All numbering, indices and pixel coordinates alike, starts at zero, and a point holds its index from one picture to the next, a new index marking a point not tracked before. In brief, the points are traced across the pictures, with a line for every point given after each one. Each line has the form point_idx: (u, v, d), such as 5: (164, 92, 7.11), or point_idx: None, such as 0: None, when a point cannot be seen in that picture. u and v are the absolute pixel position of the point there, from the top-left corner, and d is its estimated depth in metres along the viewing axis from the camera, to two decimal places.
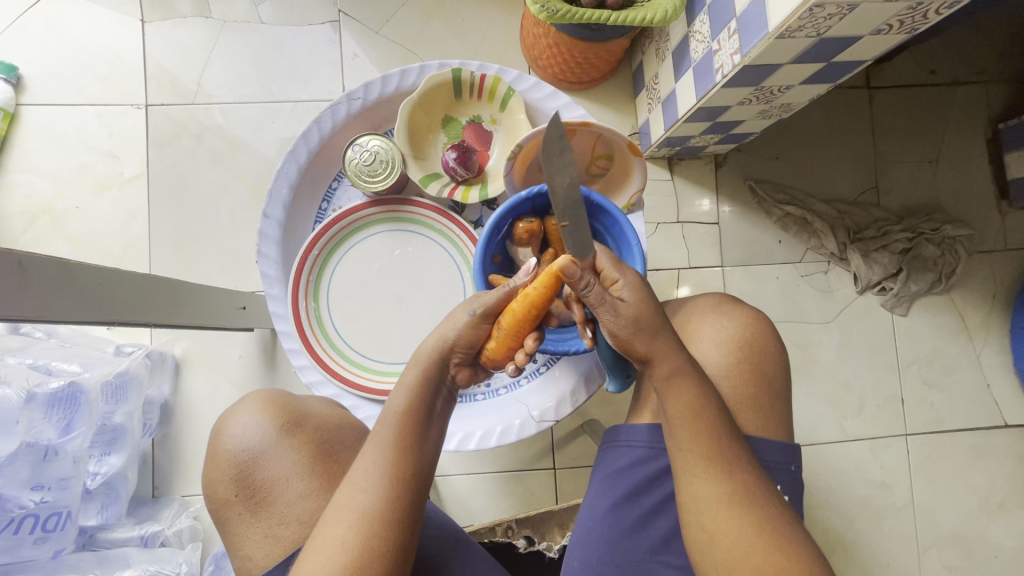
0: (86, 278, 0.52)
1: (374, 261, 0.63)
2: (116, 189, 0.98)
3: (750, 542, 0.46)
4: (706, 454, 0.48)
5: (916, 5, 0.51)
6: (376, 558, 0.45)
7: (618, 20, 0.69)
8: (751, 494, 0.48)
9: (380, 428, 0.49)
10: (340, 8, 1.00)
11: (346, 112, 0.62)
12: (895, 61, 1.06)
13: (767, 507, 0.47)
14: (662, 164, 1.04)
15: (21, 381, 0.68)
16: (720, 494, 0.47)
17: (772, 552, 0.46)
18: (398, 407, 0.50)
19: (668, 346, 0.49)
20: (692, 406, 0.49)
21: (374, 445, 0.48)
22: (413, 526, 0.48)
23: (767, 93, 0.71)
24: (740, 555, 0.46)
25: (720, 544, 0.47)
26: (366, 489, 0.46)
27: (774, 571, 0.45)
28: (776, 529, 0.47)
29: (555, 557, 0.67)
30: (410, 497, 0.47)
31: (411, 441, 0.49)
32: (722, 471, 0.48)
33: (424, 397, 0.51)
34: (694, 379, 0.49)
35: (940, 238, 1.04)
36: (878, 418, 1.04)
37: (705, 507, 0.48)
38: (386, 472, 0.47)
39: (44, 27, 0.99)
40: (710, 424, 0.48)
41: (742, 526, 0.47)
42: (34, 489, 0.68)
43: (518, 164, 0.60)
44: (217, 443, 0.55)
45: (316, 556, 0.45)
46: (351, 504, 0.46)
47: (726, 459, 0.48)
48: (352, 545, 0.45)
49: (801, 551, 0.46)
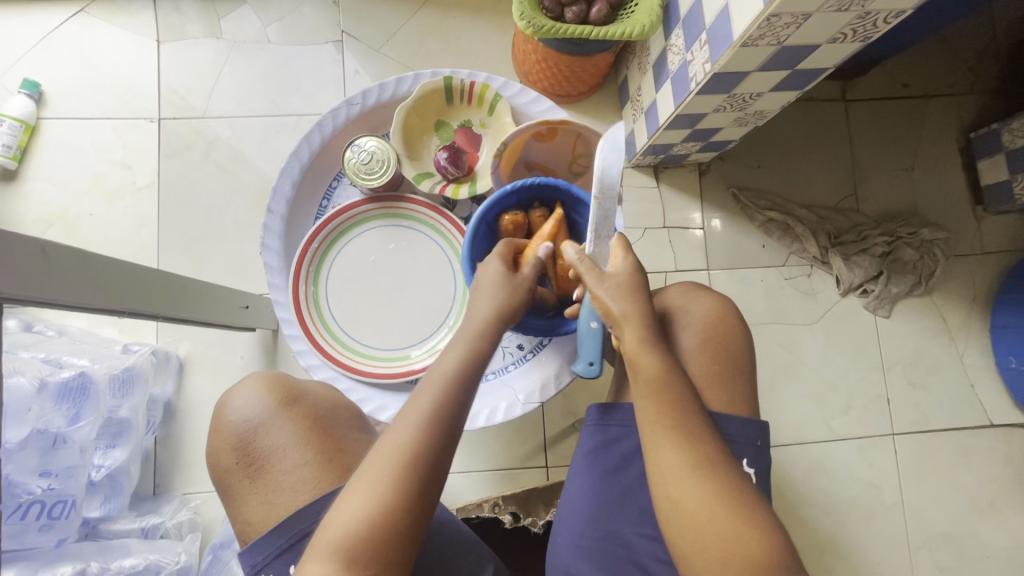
0: (102, 267, 0.56)
1: (369, 254, 0.67)
2: (127, 197, 1.03)
3: (710, 509, 0.48)
4: (669, 422, 0.52)
5: (865, 14, 0.56)
6: (402, 506, 0.47)
7: (600, 35, 0.74)
8: (713, 462, 0.50)
9: (419, 390, 0.52)
10: (343, 29, 1.06)
11: (346, 117, 0.67)
12: (869, 75, 1.12)
13: (729, 476, 0.50)
14: (648, 172, 1.09)
15: (33, 371, 0.72)
16: (682, 461, 0.50)
17: (731, 517, 0.48)
18: (442, 377, 0.52)
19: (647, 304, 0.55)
20: (657, 374, 0.53)
21: (412, 404, 0.51)
22: (438, 483, 0.49)
23: (739, 100, 0.76)
24: (701, 521, 0.48)
25: (685, 511, 0.49)
26: (402, 442, 0.48)
27: (736, 536, 0.47)
28: (736, 495, 0.49)
29: (540, 531, 0.69)
30: (443, 457, 0.49)
31: (450, 405, 0.50)
32: (688, 440, 0.51)
33: (469, 371, 0.52)
34: (654, 351, 0.54)
35: (917, 241, 1.08)
36: (864, 418, 1.06)
37: (670, 475, 0.50)
38: (420, 428, 0.49)
39: (64, 46, 1.05)
40: (676, 392, 0.53)
41: (705, 493, 0.49)
42: (42, 476, 0.71)
43: (504, 162, 0.65)
44: (219, 416, 0.59)
45: (344, 504, 0.47)
46: (386, 453, 0.48)
47: (688, 428, 0.51)
48: (383, 490, 0.47)
49: (760, 518, 0.48)
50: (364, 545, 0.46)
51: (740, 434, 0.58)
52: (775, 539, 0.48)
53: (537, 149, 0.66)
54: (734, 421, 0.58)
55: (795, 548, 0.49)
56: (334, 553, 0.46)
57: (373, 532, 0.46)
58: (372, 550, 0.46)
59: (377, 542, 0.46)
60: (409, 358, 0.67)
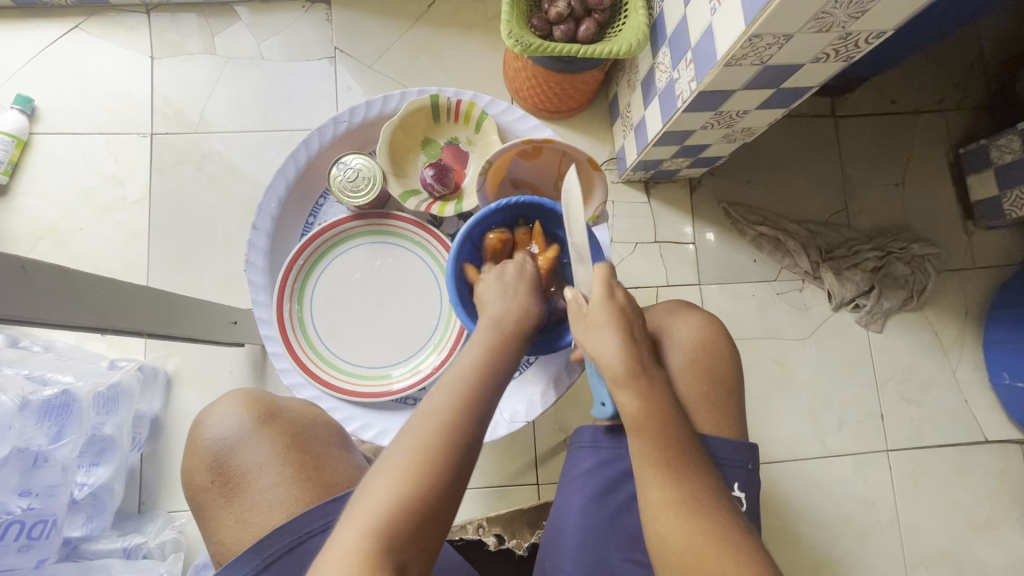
0: (86, 285, 0.56)
1: (354, 272, 0.67)
2: (119, 212, 1.03)
3: (697, 548, 0.48)
4: (656, 458, 0.51)
5: (845, 35, 0.57)
6: (442, 469, 0.47)
7: (588, 53, 0.75)
8: (703, 498, 0.49)
9: (450, 375, 0.54)
10: (337, 46, 1.07)
11: (333, 134, 0.68)
12: (857, 92, 1.13)
13: (718, 512, 0.49)
14: (639, 187, 1.09)
15: (16, 388, 0.71)
16: (670, 498, 0.50)
17: (719, 556, 0.47)
18: (474, 364, 0.54)
19: (626, 335, 0.55)
20: (642, 411, 0.52)
21: (444, 385, 0.52)
22: (470, 460, 0.49)
23: (726, 117, 0.76)
24: (690, 559, 0.48)
25: (674, 548, 0.49)
26: (438, 417, 0.49)
27: None
28: (727, 533, 0.48)
29: (525, 554, 0.70)
30: (477, 435, 0.50)
31: (483, 388, 0.52)
32: (678, 474, 0.50)
33: (499, 361, 0.55)
34: (636, 387, 0.53)
35: (908, 256, 1.08)
36: (858, 434, 1.05)
37: (657, 512, 0.50)
38: (455, 406, 0.50)
39: (59, 63, 1.06)
40: (665, 425, 0.52)
41: (696, 531, 0.48)
42: (22, 495, 0.70)
43: (489, 180, 0.66)
44: (196, 433, 0.59)
45: (379, 478, 0.47)
46: (424, 426, 0.49)
47: (675, 465, 0.51)
48: (422, 459, 0.47)
49: (752, 557, 0.47)
50: (402, 513, 0.45)
51: (729, 455, 0.57)
52: None
53: (524, 167, 0.67)
54: (724, 442, 0.57)
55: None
56: (366, 526, 0.44)
57: (411, 500, 0.46)
58: (410, 517, 0.45)
59: (414, 511, 0.45)
60: (390, 377, 0.66)
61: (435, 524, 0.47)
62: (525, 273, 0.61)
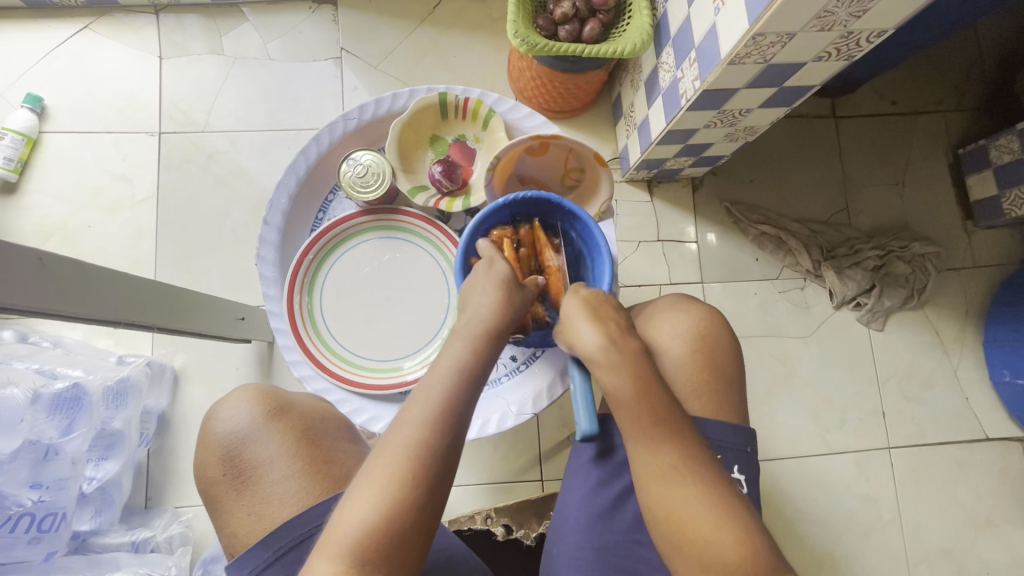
0: (99, 279, 0.56)
1: (363, 267, 0.68)
2: (127, 210, 1.04)
3: (687, 514, 0.49)
4: (642, 427, 0.52)
5: (847, 34, 0.58)
6: (426, 475, 0.48)
7: (593, 53, 0.76)
8: (690, 466, 0.50)
9: (423, 388, 0.53)
10: (343, 46, 1.09)
11: (343, 130, 0.69)
12: (858, 93, 1.14)
13: (706, 478, 0.50)
14: (642, 186, 1.10)
15: (27, 382, 0.72)
16: (658, 466, 0.51)
17: (707, 522, 0.48)
18: (447, 376, 0.53)
19: (598, 321, 0.56)
20: (619, 386, 0.53)
21: (417, 400, 0.51)
22: (448, 474, 0.50)
23: (729, 116, 0.77)
24: (680, 526, 0.49)
25: (664, 512, 0.50)
26: (409, 436, 0.49)
27: (718, 536, 0.48)
28: (713, 499, 0.49)
29: (532, 545, 0.71)
30: (452, 449, 0.50)
31: (456, 403, 0.51)
32: (666, 441, 0.51)
33: (472, 370, 0.54)
34: (611, 363, 0.54)
35: (909, 255, 1.09)
36: (859, 432, 1.06)
37: (647, 479, 0.51)
38: (427, 423, 0.50)
39: (68, 62, 1.07)
40: (646, 394, 0.53)
41: (684, 497, 0.49)
42: (32, 488, 0.71)
43: (497, 175, 0.67)
44: (208, 427, 0.60)
45: (351, 500, 0.48)
46: (395, 446, 0.49)
47: (660, 433, 0.52)
48: (396, 479, 0.48)
49: (738, 522, 0.48)
50: (379, 535, 0.46)
51: (732, 445, 0.58)
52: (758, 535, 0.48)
53: (531, 163, 0.68)
54: (725, 429, 0.58)
55: (773, 548, 0.49)
56: (341, 549, 0.46)
57: (387, 521, 0.46)
58: (388, 538, 0.46)
59: (392, 533, 0.46)
60: (402, 369, 0.67)
61: (416, 539, 0.48)
62: (494, 269, 0.59)
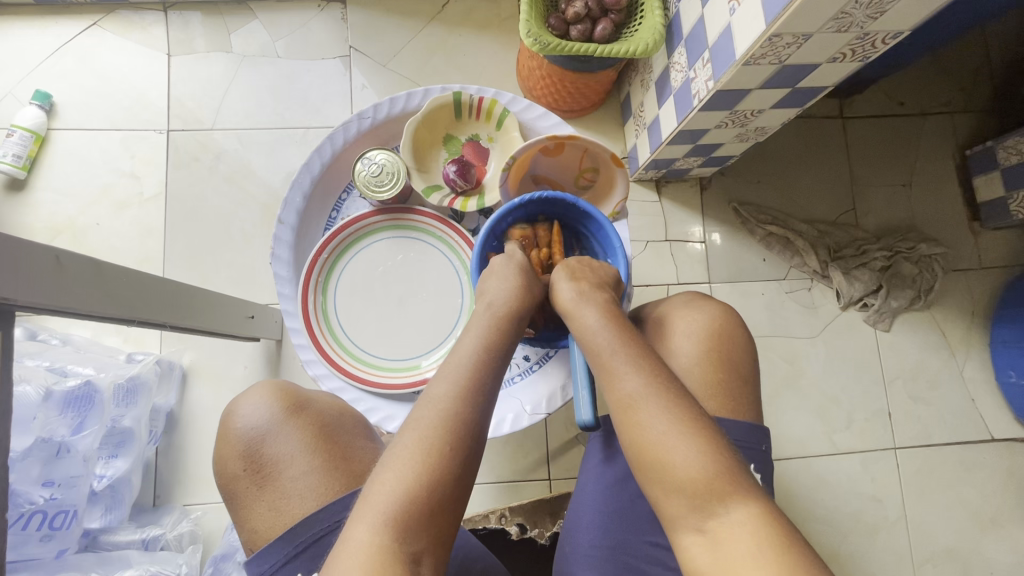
0: (114, 277, 0.56)
1: (378, 265, 0.68)
2: (135, 208, 1.04)
3: (650, 436, 0.48)
4: (609, 356, 0.53)
5: (863, 35, 0.58)
6: (456, 453, 0.48)
7: (605, 53, 0.76)
8: (658, 390, 0.50)
9: (448, 367, 0.53)
10: (351, 44, 1.08)
11: (357, 130, 0.69)
12: (865, 94, 1.14)
13: (674, 401, 0.49)
14: (650, 186, 1.10)
15: (39, 379, 0.72)
16: (623, 390, 0.51)
17: (671, 440, 0.47)
18: (472, 356, 0.54)
19: (575, 276, 0.60)
20: (594, 324, 0.56)
21: (444, 377, 0.52)
22: (478, 450, 0.50)
23: (740, 117, 0.78)
24: (648, 452, 0.48)
25: (634, 439, 0.49)
26: (440, 410, 0.50)
27: (684, 453, 0.47)
28: (680, 419, 0.48)
29: (547, 544, 0.72)
30: (482, 425, 0.51)
31: (482, 383, 0.52)
32: (630, 365, 0.52)
33: (496, 351, 0.55)
34: (582, 305, 0.57)
35: (916, 255, 1.09)
36: (865, 432, 1.06)
37: (614, 405, 0.51)
38: (457, 398, 0.51)
39: (76, 60, 1.07)
40: (616, 330, 0.55)
41: (649, 418, 0.49)
42: (44, 485, 0.71)
43: (512, 175, 0.67)
44: (227, 424, 0.60)
45: (389, 467, 0.48)
46: (428, 416, 0.49)
47: (626, 358, 0.52)
48: (432, 448, 0.48)
49: (706, 439, 0.47)
50: (417, 502, 0.46)
51: (748, 443, 0.58)
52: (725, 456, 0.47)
53: (545, 163, 0.68)
54: (740, 430, 0.59)
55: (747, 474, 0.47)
56: (379, 517, 0.45)
57: (425, 488, 0.47)
58: (426, 506, 0.46)
59: (430, 500, 0.46)
60: (419, 368, 0.67)
61: (452, 511, 0.48)
62: (513, 258, 0.62)
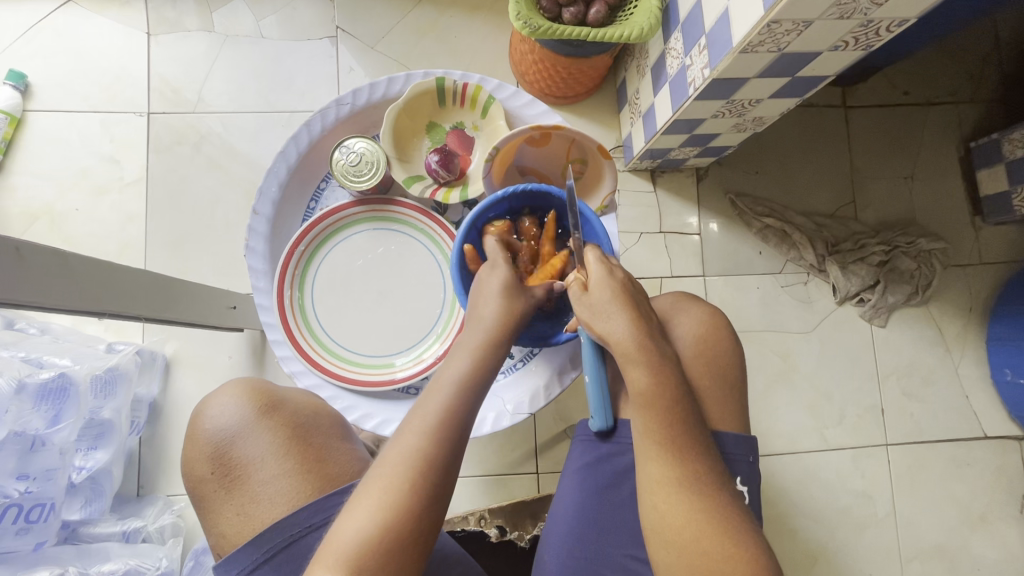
0: (83, 269, 0.54)
1: (357, 258, 0.66)
2: (115, 193, 1.02)
3: (697, 527, 0.48)
4: (661, 434, 0.51)
5: (867, 22, 0.55)
6: (421, 496, 0.47)
7: (598, 37, 0.72)
8: (691, 479, 0.49)
9: (427, 398, 0.52)
10: (338, 25, 1.05)
11: (335, 117, 0.66)
12: (870, 82, 1.11)
13: (708, 494, 0.49)
14: (645, 176, 1.07)
15: (11, 371, 0.70)
16: (669, 476, 0.50)
17: (717, 537, 0.47)
18: (448, 386, 0.52)
19: (637, 319, 0.54)
20: (651, 389, 0.51)
21: (420, 412, 0.51)
22: (448, 485, 0.49)
23: (738, 106, 0.75)
24: (688, 540, 0.48)
25: (661, 518, 0.49)
26: (413, 450, 0.48)
27: (713, 548, 0.47)
28: (713, 512, 0.48)
29: (527, 546, 0.71)
30: (452, 465, 0.49)
31: (458, 420, 0.50)
32: (678, 455, 0.50)
33: (477, 380, 0.53)
34: (644, 363, 0.52)
35: (915, 250, 1.07)
36: (858, 428, 1.05)
37: (656, 490, 0.50)
38: (424, 436, 0.49)
39: (52, 38, 1.03)
40: (665, 397, 0.51)
41: (680, 505, 0.49)
42: (19, 479, 0.69)
43: (495, 166, 0.65)
44: (197, 423, 0.58)
45: (356, 505, 0.47)
46: (395, 457, 0.48)
47: (680, 442, 0.50)
48: (392, 493, 0.46)
49: (749, 541, 0.48)
50: (374, 548, 0.45)
51: (733, 451, 0.57)
52: (759, 559, 0.47)
53: (531, 154, 0.66)
54: (726, 435, 0.57)
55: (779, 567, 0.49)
56: (355, 543, 0.45)
57: (383, 534, 0.45)
58: (389, 545, 0.45)
59: (395, 541, 0.45)
60: (393, 366, 0.66)
61: (415, 551, 0.46)
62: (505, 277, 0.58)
